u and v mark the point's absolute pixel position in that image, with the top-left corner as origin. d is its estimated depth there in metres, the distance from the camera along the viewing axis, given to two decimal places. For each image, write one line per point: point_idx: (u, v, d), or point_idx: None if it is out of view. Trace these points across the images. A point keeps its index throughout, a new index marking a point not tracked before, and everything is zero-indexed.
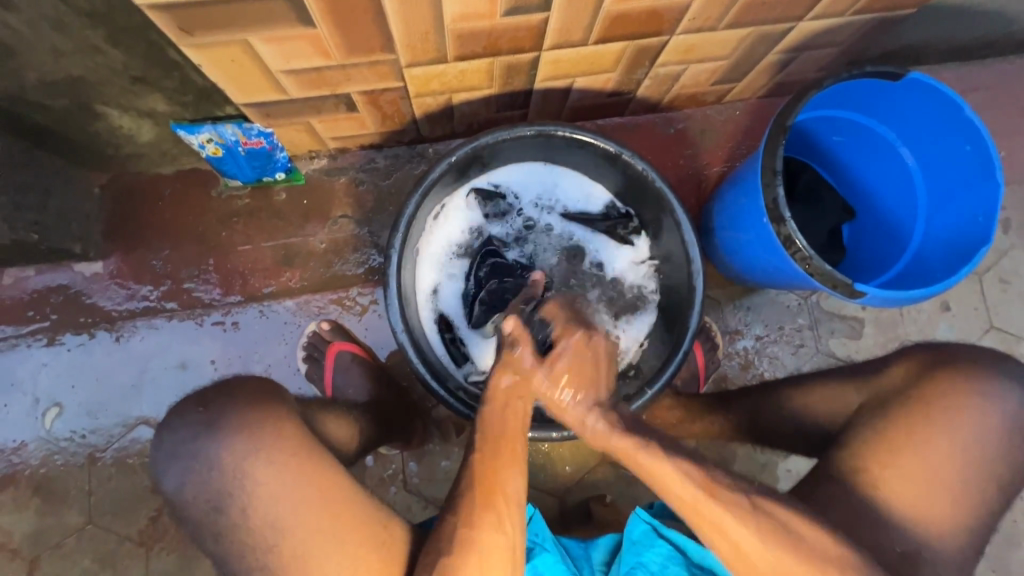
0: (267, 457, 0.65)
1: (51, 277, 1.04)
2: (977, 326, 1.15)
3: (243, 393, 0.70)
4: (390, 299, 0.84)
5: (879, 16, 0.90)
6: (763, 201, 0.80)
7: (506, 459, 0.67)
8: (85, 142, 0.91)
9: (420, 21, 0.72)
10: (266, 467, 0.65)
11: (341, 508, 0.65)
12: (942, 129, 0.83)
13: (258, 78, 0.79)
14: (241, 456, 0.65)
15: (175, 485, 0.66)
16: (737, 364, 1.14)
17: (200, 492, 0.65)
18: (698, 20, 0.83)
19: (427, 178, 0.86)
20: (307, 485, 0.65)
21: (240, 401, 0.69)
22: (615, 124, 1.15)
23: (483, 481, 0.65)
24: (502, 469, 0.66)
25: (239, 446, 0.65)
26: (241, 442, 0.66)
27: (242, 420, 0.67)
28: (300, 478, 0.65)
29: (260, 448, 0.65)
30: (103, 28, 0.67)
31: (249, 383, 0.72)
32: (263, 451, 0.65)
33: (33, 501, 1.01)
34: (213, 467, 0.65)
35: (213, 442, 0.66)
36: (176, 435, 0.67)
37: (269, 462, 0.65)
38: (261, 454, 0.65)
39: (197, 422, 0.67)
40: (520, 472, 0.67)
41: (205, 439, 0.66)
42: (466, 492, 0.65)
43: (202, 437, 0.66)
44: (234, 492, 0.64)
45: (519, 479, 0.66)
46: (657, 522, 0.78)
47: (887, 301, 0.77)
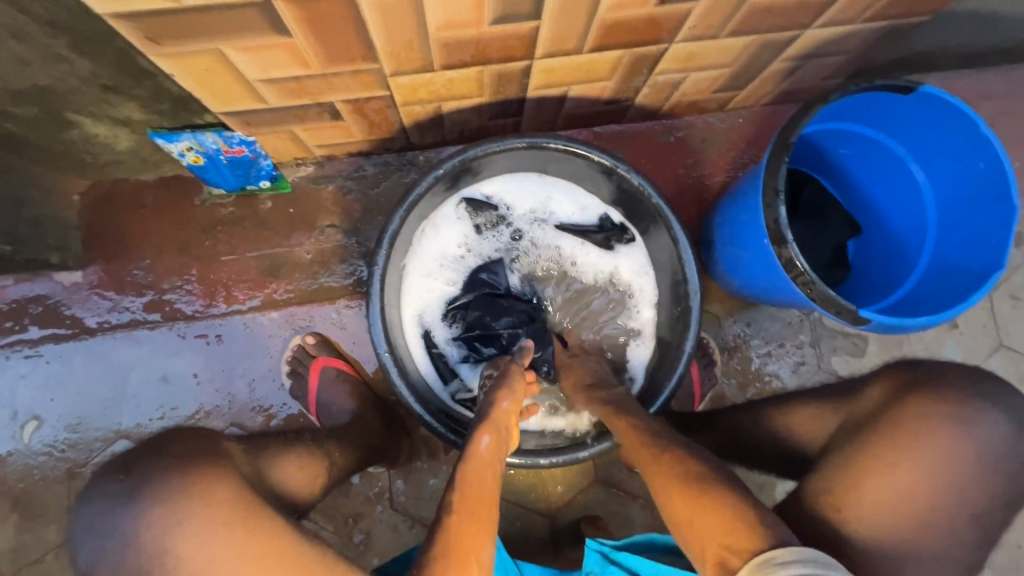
0: (188, 531, 0.60)
1: (30, 287, 1.01)
2: (985, 345, 1.11)
3: (167, 459, 0.65)
4: (373, 319, 0.81)
5: (890, 24, 0.86)
6: (764, 221, 0.76)
7: (474, 530, 0.62)
8: (60, 150, 0.88)
9: (403, 29, 0.68)
10: (187, 540, 0.60)
11: (278, 573, 0.60)
12: (954, 145, 0.79)
13: (234, 87, 0.75)
14: (158, 532, 0.60)
15: (88, 560, 0.61)
16: (735, 382, 1.10)
17: (116, 569, 0.60)
18: (699, 28, 0.78)
19: (412, 192, 0.83)
20: (238, 556, 0.60)
21: (169, 462, 0.64)
22: (613, 132, 1.11)
23: (454, 548, 0.61)
24: (472, 536, 0.62)
25: (157, 518, 0.60)
26: (161, 512, 0.60)
27: (160, 489, 0.62)
28: (228, 551, 0.60)
29: (178, 522, 0.60)
30: (67, 36, 0.63)
31: (178, 443, 0.67)
32: (184, 524, 0.60)
33: (12, 516, 0.99)
34: (127, 542, 0.60)
35: (127, 516, 0.61)
36: (91, 507, 0.62)
37: (189, 537, 0.60)
38: (180, 528, 0.60)
39: (115, 492, 0.62)
40: (490, 537, 0.64)
41: (121, 512, 0.61)
42: (438, 559, 0.59)
43: (118, 511, 0.61)
44: (154, 571, 0.59)
45: (488, 547, 0.63)
46: (606, 548, 0.78)
47: (893, 328, 0.74)
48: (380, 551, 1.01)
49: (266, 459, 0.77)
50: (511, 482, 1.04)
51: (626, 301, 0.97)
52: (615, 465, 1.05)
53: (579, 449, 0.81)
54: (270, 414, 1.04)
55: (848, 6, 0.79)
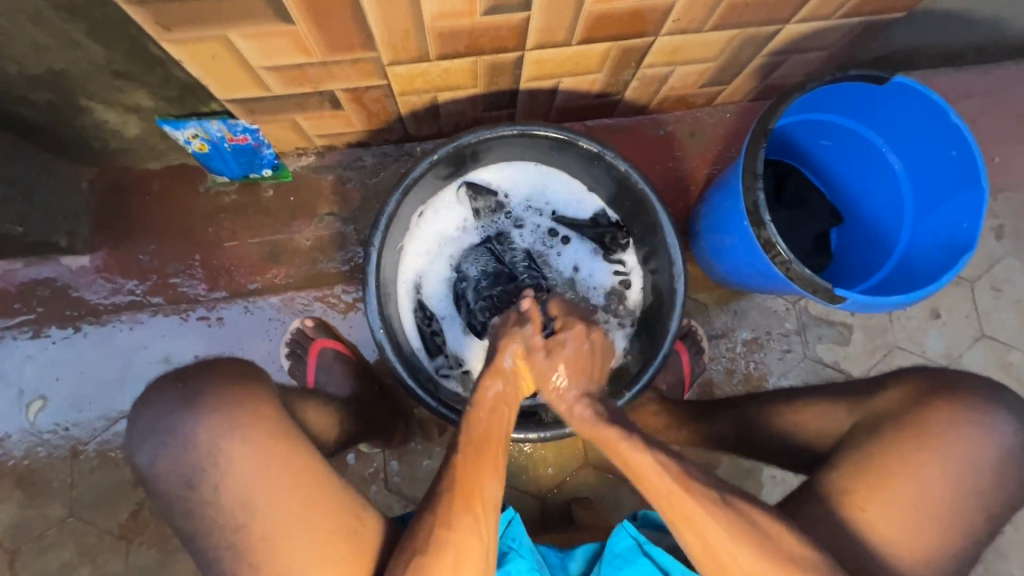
0: (241, 436, 0.66)
1: (38, 270, 1.05)
2: (967, 335, 1.14)
3: (222, 376, 0.70)
4: (369, 298, 0.84)
5: (868, 19, 0.89)
6: (744, 204, 0.79)
7: (481, 469, 0.67)
8: (71, 136, 0.91)
9: (399, 19, 0.72)
10: (238, 446, 0.65)
11: (313, 495, 0.65)
12: (928, 134, 0.82)
13: (239, 75, 0.79)
14: (214, 434, 0.65)
15: (148, 460, 0.66)
16: (723, 368, 1.13)
17: (175, 466, 0.65)
18: (683, 21, 0.82)
19: (408, 177, 0.86)
20: (280, 469, 0.65)
21: (219, 382, 0.69)
22: (604, 125, 1.15)
23: (460, 485, 0.66)
24: (482, 474, 0.67)
25: (215, 424, 0.66)
26: (217, 420, 0.66)
27: (218, 398, 0.68)
28: (272, 461, 0.65)
29: (234, 426, 0.66)
30: (82, 23, 0.67)
31: (229, 364, 0.73)
32: (238, 431, 0.66)
33: (16, 493, 1.01)
34: (189, 442, 0.65)
35: (189, 418, 0.66)
36: (154, 410, 0.67)
37: (242, 442, 0.65)
38: (235, 432, 0.66)
39: (174, 397, 0.67)
40: (498, 479, 0.69)
41: (182, 414, 0.66)
42: (445, 495, 0.66)
43: (179, 412, 0.66)
44: (207, 469, 0.65)
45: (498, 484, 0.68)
46: (642, 538, 0.76)
47: (868, 306, 0.77)
48: None
49: (293, 398, 0.83)
50: None
51: (616, 291, 1.00)
52: (604, 448, 1.08)
53: (567, 424, 0.83)
54: None
55: (825, 1, 0.82)
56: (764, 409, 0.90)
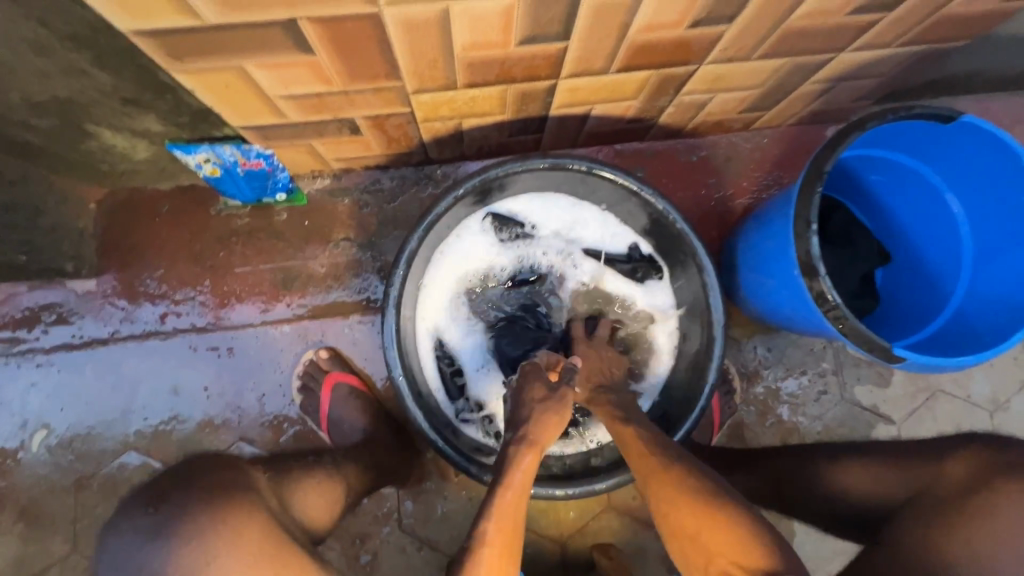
0: (219, 569, 0.59)
1: (44, 294, 1.01)
2: (1016, 378, 1.07)
3: (201, 491, 0.63)
4: (388, 342, 0.80)
5: (928, 47, 0.83)
6: (794, 251, 0.73)
7: (501, 560, 0.61)
8: (78, 159, 0.87)
9: (428, 49, 0.66)
10: None
11: None
12: (993, 177, 0.76)
13: (254, 102, 0.74)
14: (188, 573, 0.58)
15: None
16: (755, 410, 1.07)
17: None
18: (730, 50, 0.76)
19: (431, 213, 0.81)
20: None
21: (197, 501, 0.62)
22: (633, 150, 1.09)
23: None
24: (502, 563, 0.61)
25: (189, 559, 0.59)
26: (193, 553, 0.59)
27: (196, 525, 0.60)
28: None
29: (211, 560, 0.59)
30: (88, 51, 0.62)
31: (209, 476, 0.65)
32: (218, 564, 0.59)
33: (18, 525, 0.98)
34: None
35: (158, 554, 0.58)
36: (119, 541, 0.59)
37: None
38: (211, 567, 0.59)
39: (144, 527, 0.59)
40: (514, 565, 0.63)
41: (151, 549, 0.59)
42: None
43: (149, 546, 0.59)
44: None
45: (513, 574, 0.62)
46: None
47: (928, 367, 0.71)
48: (387, 572, 0.99)
49: (287, 483, 0.76)
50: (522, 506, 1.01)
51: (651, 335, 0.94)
52: (629, 492, 1.02)
53: (596, 481, 0.78)
54: (280, 429, 1.03)
55: (886, 30, 0.76)
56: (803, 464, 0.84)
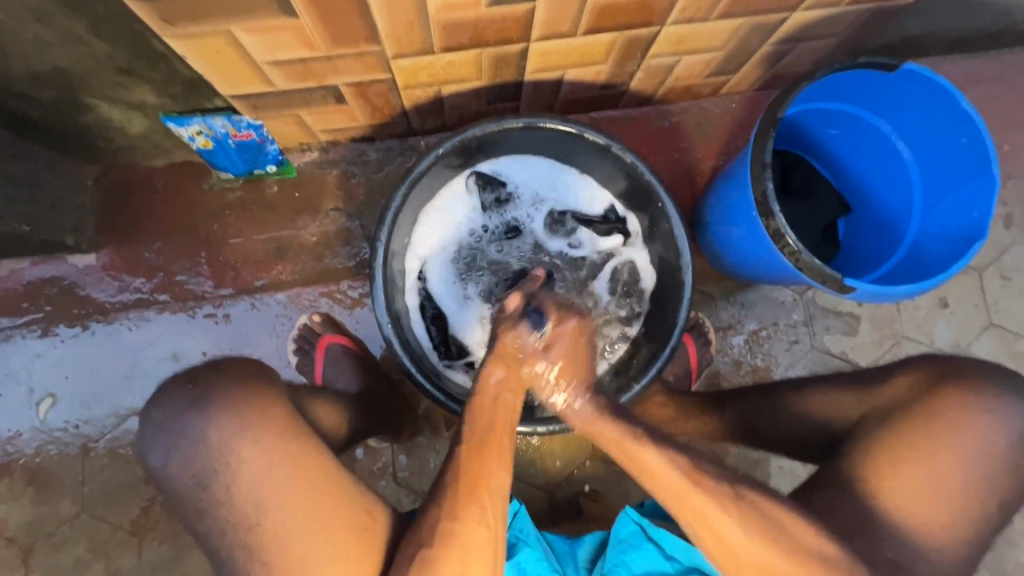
0: (253, 436, 0.66)
1: (45, 269, 1.05)
2: (976, 324, 1.13)
3: (234, 373, 0.71)
4: (376, 294, 0.84)
5: (876, 6, 0.88)
6: (752, 194, 0.79)
7: (487, 459, 0.66)
8: (76, 134, 0.91)
9: (404, 11, 0.71)
10: (249, 445, 0.65)
11: (326, 494, 0.65)
12: (937, 122, 0.81)
13: (243, 69, 0.79)
14: (225, 435, 0.66)
15: (161, 460, 0.67)
16: (730, 360, 1.13)
17: (186, 467, 0.66)
18: (688, 10, 0.81)
19: (413, 172, 0.86)
20: (291, 466, 0.65)
21: (229, 384, 0.69)
22: (609, 117, 1.14)
23: (467, 476, 0.65)
24: (488, 462, 0.66)
25: (226, 425, 0.66)
26: (229, 421, 0.66)
27: (231, 399, 0.68)
28: (283, 459, 0.65)
29: (245, 427, 0.66)
30: (86, 18, 0.67)
31: (235, 364, 0.73)
32: (249, 431, 0.66)
33: (27, 491, 1.02)
34: (200, 442, 0.66)
35: (199, 418, 0.67)
36: (163, 410, 0.68)
37: (254, 442, 0.65)
38: (246, 433, 0.66)
39: (185, 398, 0.68)
40: (507, 467, 0.67)
41: (193, 416, 0.67)
42: (450, 485, 0.65)
43: (190, 412, 0.67)
44: (219, 469, 0.65)
45: (504, 470, 0.67)
46: (645, 522, 0.77)
47: (877, 296, 0.76)
48: None
49: (304, 397, 0.83)
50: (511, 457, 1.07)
51: (627, 286, 0.99)
52: None
53: None
54: None
55: None
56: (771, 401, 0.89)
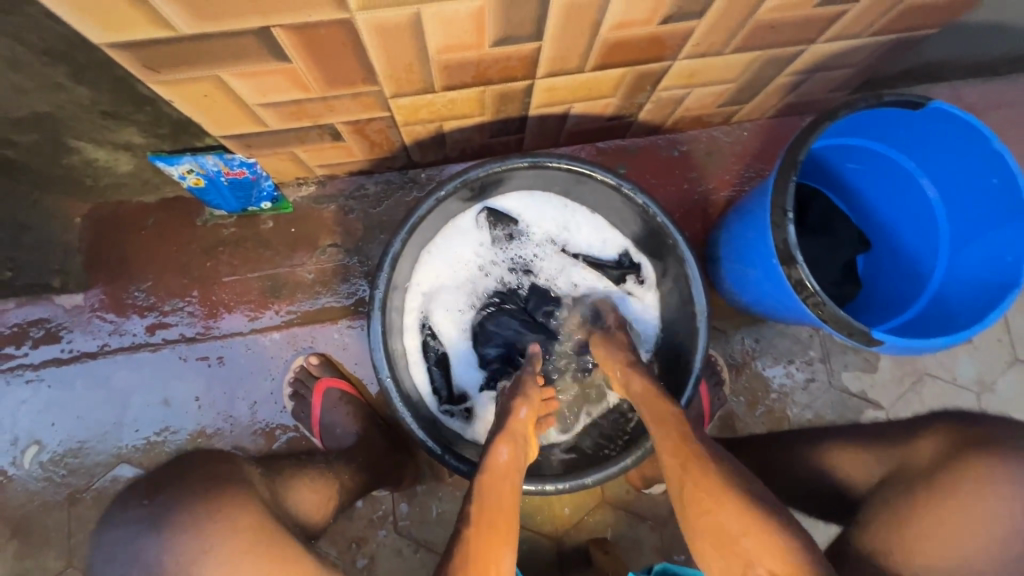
0: (220, 555, 0.60)
1: (31, 310, 1.01)
2: (1000, 360, 1.09)
3: (196, 480, 0.64)
4: (375, 345, 0.79)
5: (898, 37, 0.84)
6: (772, 240, 0.74)
7: (496, 542, 0.62)
8: (61, 175, 0.87)
9: (402, 53, 0.67)
10: (216, 566, 0.60)
11: None
12: (965, 162, 0.77)
13: (234, 112, 0.75)
14: (183, 559, 0.59)
15: None
16: (745, 400, 1.08)
17: None
18: (702, 45, 0.77)
19: (414, 215, 0.81)
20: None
21: (193, 488, 0.63)
22: (615, 147, 1.10)
23: (473, 563, 0.60)
24: (495, 548, 0.62)
25: (189, 547, 0.60)
26: (192, 541, 0.60)
27: (188, 516, 0.61)
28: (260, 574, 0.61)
29: (205, 548, 0.60)
30: (64, 65, 0.63)
31: (200, 468, 0.66)
32: (216, 549, 0.60)
33: (11, 543, 0.98)
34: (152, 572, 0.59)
35: (156, 543, 0.59)
36: (116, 531, 0.60)
37: (223, 561, 0.60)
38: (208, 554, 0.60)
39: (141, 518, 0.60)
40: (509, 552, 0.64)
41: (148, 540, 0.59)
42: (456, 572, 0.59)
43: (146, 536, 0.59)
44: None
45: (508, 560, 0.63)
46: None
47: (907, 349, 0.72)
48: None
49: (281, 482, 0.76)
50: None
51: (638, 333, 0.95)
52: (622, 486, 1.03)
53: (585, 475, 0.78)
54: (273, 436, 1.03)
55: (855, 20, 0.77)
56: (792, 453, 0.84)
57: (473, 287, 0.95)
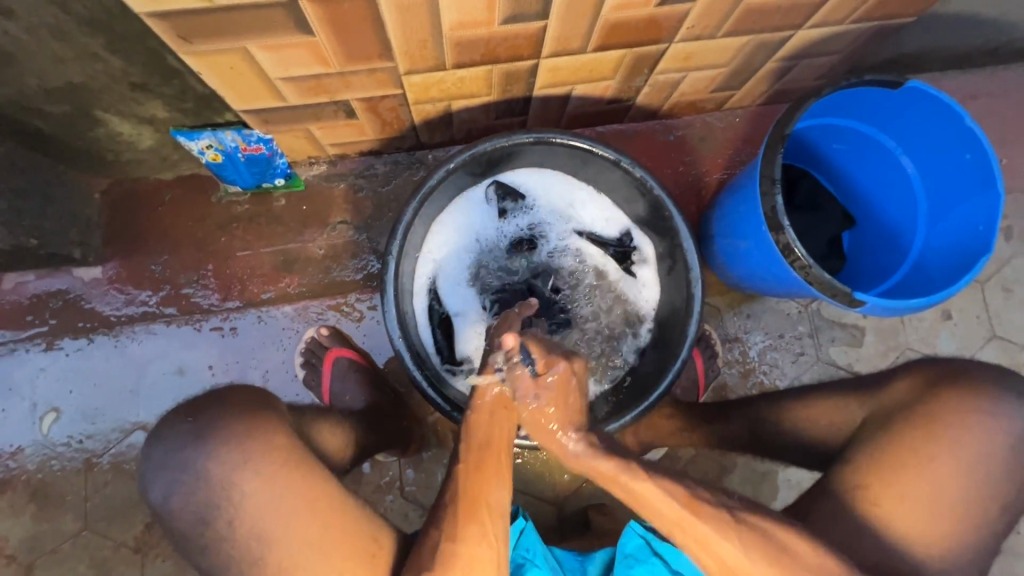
0: (254, 470, 0.65)
1: (51, 282, 1.04)
2: (979, 335, 1.14)
3: (232, 404, 0.70)
4: (388, 308, 0.84)
5: (878, 24, 0.90)
6: (762, 209, 0.79)
7: (488, 475, 0.66)
8: (86, 148, 0.91)
9: (418, 29, 0.72)
10: (252, 479, 0.65)
11: (331, 523, 0.65)
12: (941, 138, 0.83)
13: (257, 85, 0.79)
14: (228, 468, 0.65)
15: (160, 497, 0.65)
16: (737, 372, 1.13)
17: (187, 503, 0.65)
18: (696, 28, 0.82)
19: (424, 186, 0.86)
20: (296, 500, 0.65)
21: (234, 412, 0.68)
22: (614, 132, 1.16)
23: (467, 493, 0.65)
24: (485, 484, 0.66)
25: (228, 458, 0.65)
26: (230, 454, 0.65)
27: (232, 432, 0.67)
28: (285, 492, 0.65)
29: (246, 460, 0.65)
30: (103, 36, 0.67)
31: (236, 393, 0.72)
32: (251, 464, 0.65)
33: (29, 507, 1.01)
34: (200, 478, 0.65)
35: (200, 452, 0.65)
36: (164, 445, 0.66)
37: (256, 475, 0.65)
38: (247, 467, 0.65)
39: (186, 432, 0.67)
40: (505, 484, 0.67)
41: (194, 451, 0.65)
42: (451, 503, 0.65)
43: (191, 448, 0.66)
44: (220, 503, 0.64)
45: (503, 488, 0.67)
46: (650, 536, 0.77)
47: (888, 310, 0.77)
48: None
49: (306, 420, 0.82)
50: (519, 471, 1.06)
51: (635, 308, 1.00)
52: None
53: None
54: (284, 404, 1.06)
55: (837, 7, 0.83)
56: (781, 415, 0.89)
57: (480, 259, 1.00)
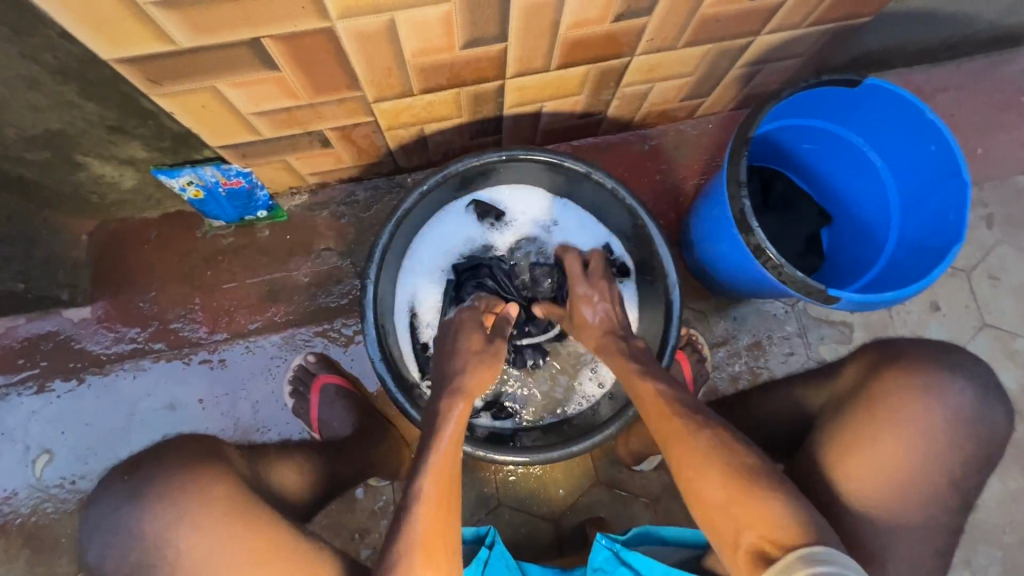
0: (188, 526, 0.66)
1: (41, 324, 1.06)
2: (969, 325, 1.14)
3: (169, 463, 0.70)
4: (368, 330, 0.84)
5: (836, 25, 0.92)
6: (730, 212, 0.81)
7: (442, 515, 0.64)
8: (67, 191, 0.93)
9: (382, 58, 0.74)
10: (187, 534, 0.65)
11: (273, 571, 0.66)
12: (905, 133, 0.84)
13: (229, 121, 0.81)
14: (161, 527, 0.65)
15: (97, 557, 0.67)
16: (726, 376, 1.12)
17: (123, 562, 0.66)
18: (656, 40, 0.84)
19: (399, 209, 0.87)
20: (233, 553, 0.65)
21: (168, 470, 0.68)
22: (589, 145, 1.17)
23: (426, 537, 0.62)
24: (443, 522, 0.64)
25: (160, 518, 0.66)
26: (162, 513, 0.66)
27: (161, 491, 0.67)
28: (221, 548, 0.65)
29: (180, 517, 0.66)
30: (76, 83, 0.70)
31: (179, 450, 0.71)
32: (184, 520, 0.66)
33: (24, 551, 1.01)
34: (136, 539, 0.66)
35: (133, 514, 0.66)
36: (101, 505, 0.68)
37: (190, 530, 0.65)
38: (181, 523, 0.66)
39: (120, 492, 0.67)
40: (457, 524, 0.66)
41: (127, 511, 0.66)
42: (407, 551, 0.61)
43: (125, 508, 0.66)
44: (156, 563, 0.65)
45: (457, 529, 0.65)
46: (617, 546, 0.81)
47: (861, 305, 0.77)
48: None
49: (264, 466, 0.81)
50: (513, 489, 1.05)
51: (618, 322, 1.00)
52: (615, 465, 1.07)
53: (572, 444, 0.83)
54: (276, 435, 1.07)
55: (791, 14, 0.85)
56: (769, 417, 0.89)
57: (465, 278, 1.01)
